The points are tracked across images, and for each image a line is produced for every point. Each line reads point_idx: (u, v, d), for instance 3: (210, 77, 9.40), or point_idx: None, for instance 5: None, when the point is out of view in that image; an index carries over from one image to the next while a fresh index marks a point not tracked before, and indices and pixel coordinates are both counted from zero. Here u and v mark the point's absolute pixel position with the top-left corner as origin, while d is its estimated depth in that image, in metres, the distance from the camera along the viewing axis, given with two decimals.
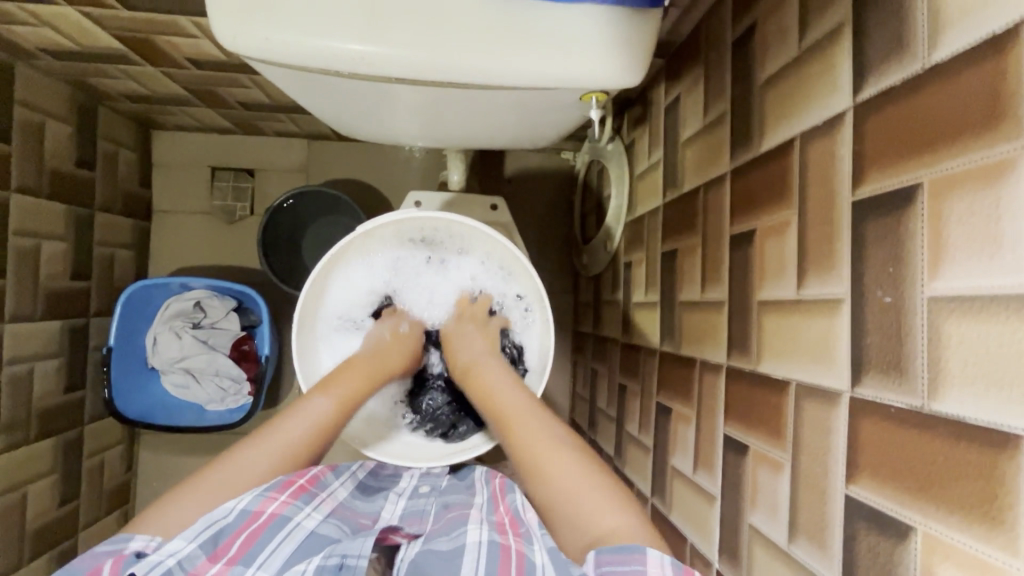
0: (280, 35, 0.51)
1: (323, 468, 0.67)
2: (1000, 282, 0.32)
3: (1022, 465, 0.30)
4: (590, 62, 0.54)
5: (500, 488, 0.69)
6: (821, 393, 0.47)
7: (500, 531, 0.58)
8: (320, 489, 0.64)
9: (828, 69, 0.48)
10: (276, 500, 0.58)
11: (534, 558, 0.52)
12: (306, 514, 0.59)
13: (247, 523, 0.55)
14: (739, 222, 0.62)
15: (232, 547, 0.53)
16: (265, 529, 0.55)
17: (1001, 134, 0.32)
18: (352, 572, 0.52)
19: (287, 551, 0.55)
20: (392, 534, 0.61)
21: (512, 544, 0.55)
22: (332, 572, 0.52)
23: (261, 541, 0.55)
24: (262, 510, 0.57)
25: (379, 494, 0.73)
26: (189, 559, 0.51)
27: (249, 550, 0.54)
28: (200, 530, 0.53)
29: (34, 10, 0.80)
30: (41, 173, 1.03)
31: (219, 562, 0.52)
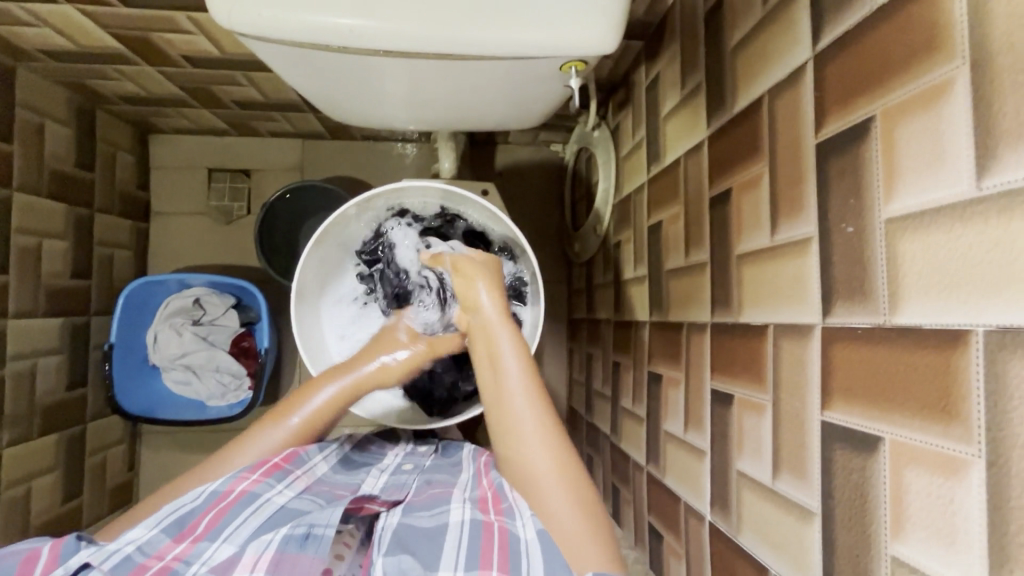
0: (272, 11, 0.54)
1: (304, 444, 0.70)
2: (945, 194, 0.35)
3: (971, 358, 0.32)
4: (566, 31, 0.57)
5: (484, 465, 0.70)
6: (796, 330, 0.49)
7: (482, 509, 0.61)
8: (296, 466, 0.66)
9: (790, 27, 0.51)
10: (245, 480, 0.61)
11: (520, 533, 0.55)
12: (277, 491, 0.61)
13: (213, 504, 0.58)
14: (716, 184, 0.65)
15: (199, 527, 0.56)
16: (233, 507, 0.58)
17: (941, 57, 0.35)
18: (318, 541, 0.53)
19: (255, 522, 0.57)
20: (367, 503, 0.61)
21: (494, 521, 0.58)
22: (298, 542, 0.53)
23: (228, 516, 0.57)
24: (229, 491, 0.60)
25: (362, 469, 0.74)
26: (149, 544, 0.54)
27: (214, 528, 0.56)
28: (165, 518, 0.56)
29: (35, 10, 0.83)
30: (42, 173, 1.05)
31: (184, 542, 0.55)
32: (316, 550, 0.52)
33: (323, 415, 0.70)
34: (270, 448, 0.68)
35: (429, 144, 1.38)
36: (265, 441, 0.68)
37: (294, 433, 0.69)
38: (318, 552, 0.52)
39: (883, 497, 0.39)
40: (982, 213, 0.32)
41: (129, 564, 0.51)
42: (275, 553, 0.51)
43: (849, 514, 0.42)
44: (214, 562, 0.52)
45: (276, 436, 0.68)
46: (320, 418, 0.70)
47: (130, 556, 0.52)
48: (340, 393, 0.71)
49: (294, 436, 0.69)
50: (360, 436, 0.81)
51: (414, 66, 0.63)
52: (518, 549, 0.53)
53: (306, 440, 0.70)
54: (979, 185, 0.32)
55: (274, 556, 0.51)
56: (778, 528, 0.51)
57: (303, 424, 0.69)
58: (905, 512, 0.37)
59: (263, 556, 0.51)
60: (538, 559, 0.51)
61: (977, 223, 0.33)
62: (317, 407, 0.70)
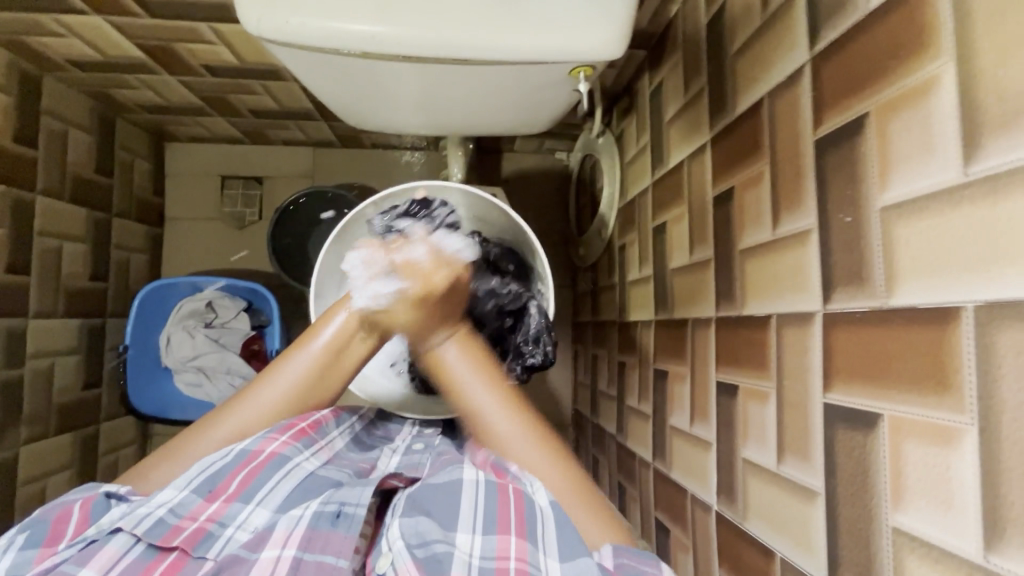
0: (299, 18, 0.58)
1: (328, 414, 0.67)
2: (935, 180, 0.37)
3: (962, 332, 0.35)
4: (575, 37, 0.61)
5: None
6: (798, 318, 0.51)
7: (497, 470, 0.59)
8: (319, 436, 0.64)
9: (788, 32, 0.54)
10: (276, 441, 0.59)
11: (535, 497, 0.55)
12: (305, 457, 0.60)
13: (244, 463, 0.57)
14: (719, 182, 0.67)
15: (231, 486, 0.56)
16: (262, 470, 0.57)
17: (928, 57, 0.38)
18: (350, 520, 0.53)
19: (284, 491, 0.57)
20: (389, 478, 0.59)
21: (509, 483, 0.56)
22: (330, 519, 0.53)
23: (258, 481, 0.56)
24: (259, 452, 0.58)
25: (374, 451, 0.72)
26: (182, 505, 0.54)
27: (248, 488, 0.56)
28: (195, 478, 0.56)
29: (66, 21, 0.87)
30: (64, 178, 1.09)
31: (217, 501, 0.55)
32: (347, 529, 0.52)
33: (334, 349, 0.62)
34: (289, 386, 0.61)
35: (437, 152, 1.41)
36: (283, 377, 0.62)
37: (310, 368, 0.62)
38: (349, 530, 0.52)
39: (883, 471, 0.41)
40: (970, 197, 0.35)
41: (163, 526, 0.51)
42: (306, 531, 0.51)
43: (851, 489, 0.43)
44: (250, 529, 0.53)
45: (294, 370, 0.62)
46: (305, 385, 0.62)
47: (164, 519, 0.52)
48: (348, 324, 0.63)
49: (309, 369, 0.62)
50: (369, 418, 0.77)
51: (430, 70, 0.66)
52: (535, 514, 0.53)
53: (308, 396, 0.62)
54: (966, 171, 0.35)
55: (306, 534, 0.51)
56: (784, 512, 0.52)
57: (300, 376, 0.62)
58: (904, 483, 0.39)
59: (295, 534, 0.51)
60: (551, 520, 0.52)
61: (965, 207, 0.35)
62: (329, 341, 0.62)
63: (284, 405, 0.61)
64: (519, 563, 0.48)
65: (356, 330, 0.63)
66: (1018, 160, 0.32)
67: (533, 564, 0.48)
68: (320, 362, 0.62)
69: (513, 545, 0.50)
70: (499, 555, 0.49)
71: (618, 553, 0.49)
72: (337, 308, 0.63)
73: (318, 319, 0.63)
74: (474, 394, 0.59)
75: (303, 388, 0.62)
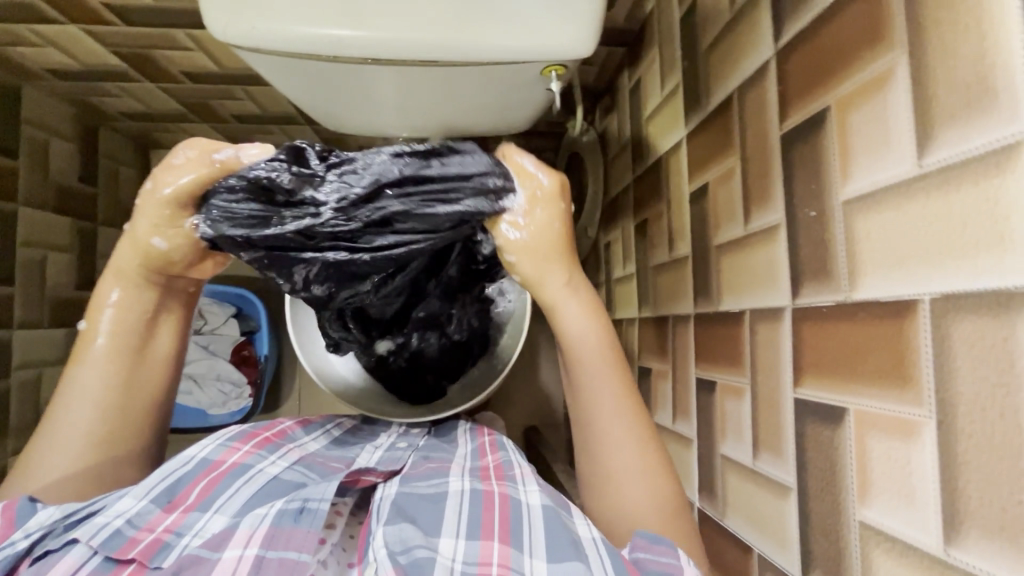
0: (266, 24, 0.57)
1: (293, 425, 0.69)
2: (892, 172, 0.37)
3: (920, 325, 0.34)
4: (544, 36, 0.60)
5: (489, 443, 0.69)
6: (769, 314, 0.51)
7: (483, 478, 0.59)
8: (287, 441, 0.64)
9: (755, 26, 0.54)
10: (237, 451, 0.59)
11: (524, 498, 0.55)
12: (269, 462, 0.59)
13: (206, 472, 0.56)
14: (695, 178, 0.67)
15: (189, 497, 0.53)
16: (224, 477, 0.56)
17: (884, 49, 0.38)
18: (313, 515, 0.50)
19: (247, 492, 0.54)
20: (363, 474, 0.59)
21: (495, 488, 0.56)
22: (293, 517, 0.50)
23: (219, 488, 0.54)
24: (222, 461, 0.58)
25: (358, 445, 0.70)
26: (139, 516, 0.49)
27: (206, 497, 0.53)
28: (154, 487, 0.53)
29: (41, 30, 0.87)
30: (46, 188, 1.08)
31: (175, 511, 0.51)
32: (310, 524, 0.49)
33: (131, 332, 0.56)
34: (91, 391, 0.54)
35: None
36: (79, 385, 0.54)
37: (107, 362, 0.55)
38: (314, 526, 0.49)
39: (849, 465, 0.41)
40: (925, 189, 0.34)
41: (119, 538, 0.47)
42: (269, 529, 0.48)
43: (821, 484, 0.43)
44: (208, 534, 0.49)
45: (90, 373, 0.54)
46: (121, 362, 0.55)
47: (119, 530, 0.47)
48: (134, 291, 0.56)
49: (106, 360, 0.55)
50: (352, 422, 0.76)
51: (401, 72, 0.66)
52: (521, 520, 0.51)
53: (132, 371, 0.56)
54: (921, 163, 0.35)
55: (268, 531, 0.48)
56: (760, 507, 0.52)
57: (109, 354, 0.55)
58: (870, 477, 0.39)
59: (258, 533, 0.48)
60: (540, 527, 0.51)
61: (920, 200, 0.35)
62: (115, 324, 0.55)
63: (104, 407, 0.54)
64: (501, 569, 0.46)
65: (151, 298, 0.56)
66: (968, 152, 0.32)
67: (516, 567, 0.46)
68: (117, 345, 0.55)
69: (496, 550, 0.48)
70: (481, 562, 0.47)
71: (637, 543, 0.49)
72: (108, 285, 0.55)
73: (88, 318, 0.56)
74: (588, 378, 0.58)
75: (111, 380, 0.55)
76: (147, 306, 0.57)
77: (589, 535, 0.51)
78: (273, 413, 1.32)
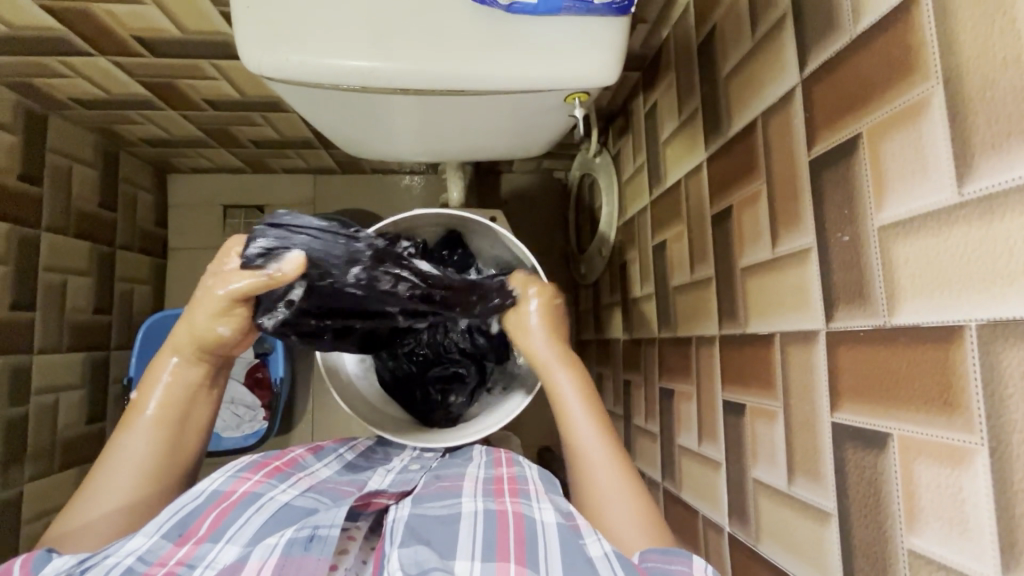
0: (299, 57, 0.59)
1: (303, 452, 0.68)
2: (931, 199, 0.37)
3: (967, 351, 0.35)
4: (569, 65, 0.62)
5: (506, 457, 0.69)
6: (801, 337, 0.51)
7: (497, 495, 0.59)
8: (298, 469, 0.64)
9: (779, 54, 0.55)
10: (248, 480, 0.60)
11: (538, 516, 0.54)
12: (280, 489, 0.59)
13: (216, 504, 0.56)
14: (718, 201, 0.68)
15: (201, 528, 0.53)
16: (234, 508, 0.56)
17: (917, 80, 0.38)
18: (324, 541, 0.50)
19: (258, 520, 0.54)
20: (375, 497, 0.60)
21: (509, 507, 0.56)
22: (304, 544, 0.50)
23: (230, 517, 0.54)
24: (232, 491, 0.58)
25: (370, 470, 0.69)
26: (150, 553, 0.50)
27: (218, 528, 0.53)
28: (165, 522, 0.53)
29: (69, 61, 0.88)
30: (68, 214, 1.10)
31: (187, 544, 0.51)
32: (320, 551, 0.49)
33: (175, 401, 0.60)
34: (137, 453, 0.57)
35: (436, 176, 1.41)
36: (126, 454, 0.57)
37: (152, 428, 0.59)
38: (324, 553, 0.49)
39: (894, 491, 0.40)
40: (965, 217, 0.35)
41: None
42: (279, 559, 0.49)
43: (864, 510, 0.43)
44: (219, 565, 0.49)
45: (137, 440, 0.58)
46: (173, 405, 0.60)
47: (130, 568, 0.48)
48: (185, 366, 0.61)
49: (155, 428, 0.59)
50: (364, 446, 0.75)
51: (428, 101, 0.67)
52: (536, 535, 0.52)
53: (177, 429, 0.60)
54: (961, 191, 0.35)
55: (279, 561, 0.48)
56: (798, 533, 0.51)
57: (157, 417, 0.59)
58: (917, 504, 0.38)
59: (269, 563, 0.48)
60: (556, 545, 0.50)
61: (961, 227, 0.35)
62: (165, 393, 0.60)
63: (145, 467, 0.57)
64: None
65: (199, 376, 0.62)
66: (1012, 181, 0.32)
67: None
68: (163, 414, 0.59)
69: (512, 571, 0.47)
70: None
71: (647, 557, 0.50)
72: (167, 354, 0.61)
73: (142, 387, 0.61)
74: (575, 418, 0.63)
75: (155, 448, 0.58)
76: (189, 379, 0.61)
77: (603, 552, 0.49)
78: (286, 436, 1.32)
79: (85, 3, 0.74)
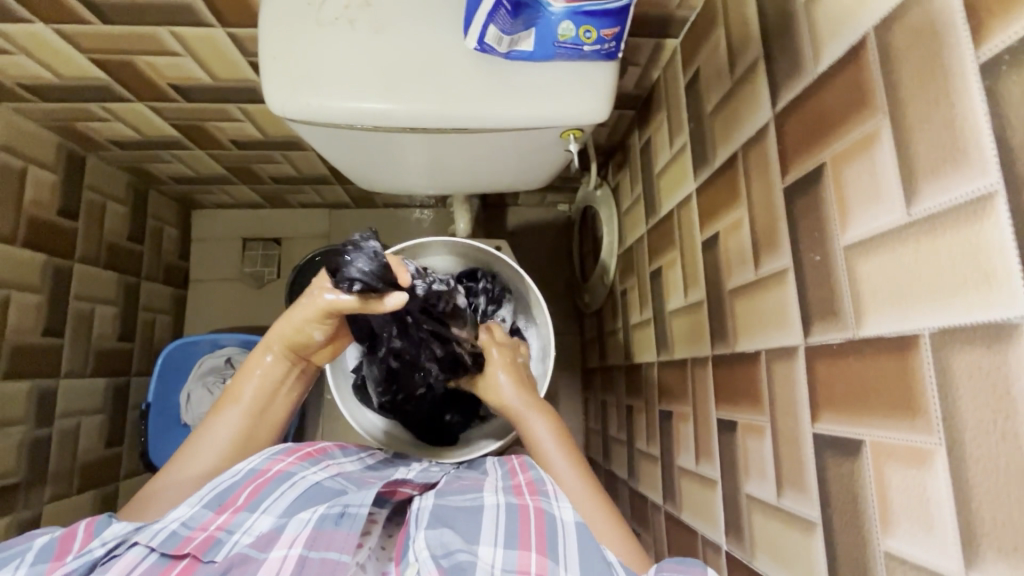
0: (318, 100, 0.65)
1: (332, 446, 0.71)
2: (885, 220, 0.41)
3: (923, 358, 0.37)
4: (563, 105, 0.67)
5: (520, 464, 0.67)
6: (784, 353, 0.54)
7: (517, 492, 0.60)
8: (327, 458, 0.67)
9: (755, 93, 0.60)
10: (282, 461, 0.62)
11: (558, 514, 0.55)
12: (312, 472, 0.62)
13: (253, 480, 0.59)
14: (706, 228, 0.72)
15: (239, 499, 0.57)
16: (269, 484, 0.58)
17: (869, 114, 0.43)
18: (353, 518, 0.54)
19: (291, 497, 0.58)
20: (400, 486, 0.61)
21: (529, 503, 0.57)
22: (335, 520, 0.54)
23: (266, 492, 0.58)
24: (267, 470, 0.60)
25: (393, 470, 0.72)
26: (194, 518, 0.54)
27: (254, 500, 0.56)
28: (206, 494, 0.57)
29: (109, 107, 0.97)
30: (99, 247, 1.17)
31: (225, 512, 0.55)
32: (350, 527, 0.53)
33: (259, 399, 0.65)
34: (224, 437, 0.63)
35: (445, 209, 1.47)
36: (212, 438, 0.63)
37: (239, 419, 0.64)
38: (352, 529, 0.53)
39: (870, 496, 0.42)
40: (914, 235, 0.38)
41: (176, 538, 0.52)
42: (311, 531, 0.53)
43: (844, 516, 0.45)
44: (256, 532, 0.54)
45: (225, 427, 0.63)
46: (261, 398, 0.65)
47: (175, 532, 0.52)
48: (275, 368, 0.65)
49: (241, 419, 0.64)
50: (383, 454, 0.77)
51: (434, 138, 0.73)
52: (556, 532, 0.53)
53: (260, 416, 0.65)
54: (910, 212, 0.39)
55: (312, 533, 0.52)
56: (787, 545, 0.53)
57: (250, 404, 0.64)
58: (890, 506, 0.40)
59: (301, 536, 0.52)
60: (574, 542, 0.52)
61: (911, 243, 0.39)
62: (255, 391, 0.65)
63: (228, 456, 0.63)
64: None
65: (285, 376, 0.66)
66: (949, 202, 0.36)
67: None
68: (248, 410, 0.64)
69: (533, 561, 0.50)
70: (519, 570, 0.49)
71: (661, 569, 0.50)
72: (263, 351, 0.65)
73: (237, 375, 0.66)
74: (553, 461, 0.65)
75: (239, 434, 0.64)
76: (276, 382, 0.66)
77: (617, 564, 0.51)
78: None
79: (128, 56, 0.83)
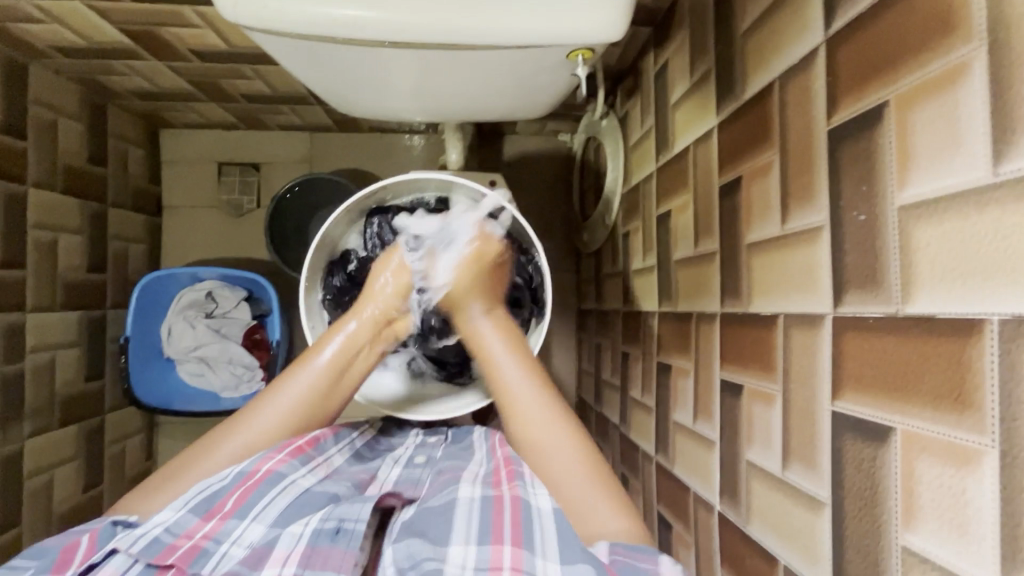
0: (277, 3, 0.54)
1: (325, 430, 0.68)
2: (962, 178, 0.34)
3: (985, 348, 0.32)
4: (570, 18, 0.57)
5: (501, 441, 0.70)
6: (806, 320, 0.48)
7: (494, 484, 0.59)
8: (318, 452, 0.64)
9: (802, 9, 0.50)
10: (271, 459, 0.59)
11: (534, 504, 0.55)
12: (301, 475, 0.59)
13: (241, 482, 0.57)
14: (727, 171, 0.63)
15: (226, 504, 0.55)
16: (259, 485, 0.56)
17: (958, 40, 0.34)
18: (349, 535, 0.51)
19: (281, 504, 0.56)
20: (388, 496, 0.59)
21: (506, 494, 0.56)
22: (329, 536, 0.51)
23: (253, 496, 0.55)
24: (256, 470, 0.58)
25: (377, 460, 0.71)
26: (177, 525, 0.53)
27: (243, 504, 0.55)
28: (192, 498, 0.55)
29: (43, 5, 0.83)
30: (56, 171, 1.07)
31: (213, 519, 0.53)
32: (347, 544, 0.50)
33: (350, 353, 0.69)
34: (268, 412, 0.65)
35: (437, 135, 1.36)
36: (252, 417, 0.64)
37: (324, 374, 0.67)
38: (350, 546, 0.50)
39: (892, 486, 0.39)
40: (998, 200, 0.32)
41: (158, 546, 0.50)
42: (306, 548, 0.50)
43: (859, 504, 0.42)
44: (245, 545, 0.51)
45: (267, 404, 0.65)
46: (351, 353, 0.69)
47: (159, 538, 0.51)
48: (360, 331, 0.71)
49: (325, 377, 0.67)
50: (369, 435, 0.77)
51: (420, 56, 0.63)
52: (535, 528, 0.51)
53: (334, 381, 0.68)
54: (996, 170, 0.32)
55: (306, 551, 0.49)
56: (788, 518, 0.50)
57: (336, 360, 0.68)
58: (916, 501, 0.37)
59: (295, 553, 0.49)
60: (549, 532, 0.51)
61: (992, 210, 0.32)
62: (342, 348, 0.69)
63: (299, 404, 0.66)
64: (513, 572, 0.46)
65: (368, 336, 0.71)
66: None
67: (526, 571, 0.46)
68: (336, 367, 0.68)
69: (508, 554, 0.48)
70: (492, 566, 0.47)
71: (614, 551, 0.48)
72: (347, 319, 0.71)
73: (322, 337, 0.70)
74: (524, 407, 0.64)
75: (307, 394, 0.66)
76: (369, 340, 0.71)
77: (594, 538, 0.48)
78: None
79: None
